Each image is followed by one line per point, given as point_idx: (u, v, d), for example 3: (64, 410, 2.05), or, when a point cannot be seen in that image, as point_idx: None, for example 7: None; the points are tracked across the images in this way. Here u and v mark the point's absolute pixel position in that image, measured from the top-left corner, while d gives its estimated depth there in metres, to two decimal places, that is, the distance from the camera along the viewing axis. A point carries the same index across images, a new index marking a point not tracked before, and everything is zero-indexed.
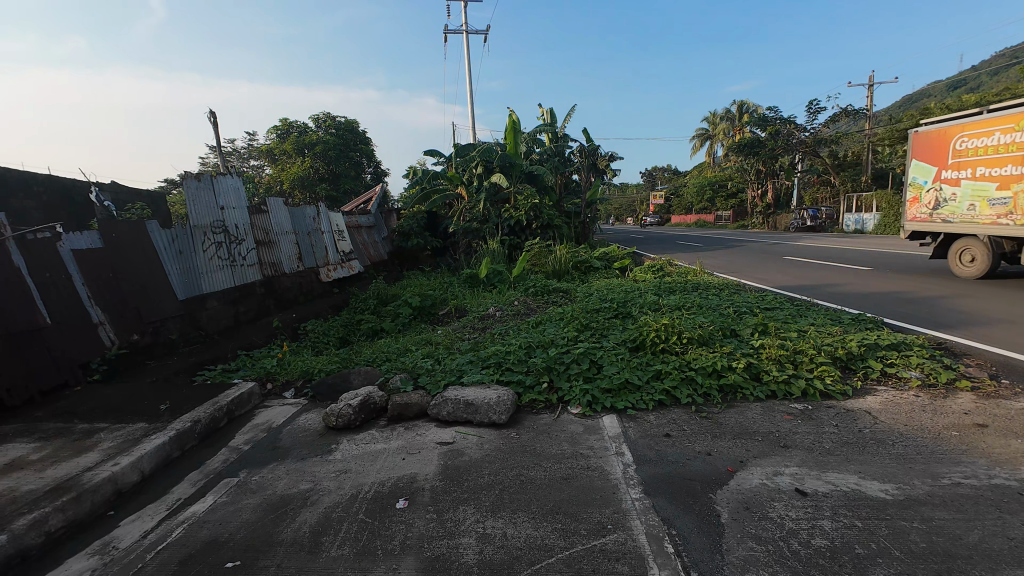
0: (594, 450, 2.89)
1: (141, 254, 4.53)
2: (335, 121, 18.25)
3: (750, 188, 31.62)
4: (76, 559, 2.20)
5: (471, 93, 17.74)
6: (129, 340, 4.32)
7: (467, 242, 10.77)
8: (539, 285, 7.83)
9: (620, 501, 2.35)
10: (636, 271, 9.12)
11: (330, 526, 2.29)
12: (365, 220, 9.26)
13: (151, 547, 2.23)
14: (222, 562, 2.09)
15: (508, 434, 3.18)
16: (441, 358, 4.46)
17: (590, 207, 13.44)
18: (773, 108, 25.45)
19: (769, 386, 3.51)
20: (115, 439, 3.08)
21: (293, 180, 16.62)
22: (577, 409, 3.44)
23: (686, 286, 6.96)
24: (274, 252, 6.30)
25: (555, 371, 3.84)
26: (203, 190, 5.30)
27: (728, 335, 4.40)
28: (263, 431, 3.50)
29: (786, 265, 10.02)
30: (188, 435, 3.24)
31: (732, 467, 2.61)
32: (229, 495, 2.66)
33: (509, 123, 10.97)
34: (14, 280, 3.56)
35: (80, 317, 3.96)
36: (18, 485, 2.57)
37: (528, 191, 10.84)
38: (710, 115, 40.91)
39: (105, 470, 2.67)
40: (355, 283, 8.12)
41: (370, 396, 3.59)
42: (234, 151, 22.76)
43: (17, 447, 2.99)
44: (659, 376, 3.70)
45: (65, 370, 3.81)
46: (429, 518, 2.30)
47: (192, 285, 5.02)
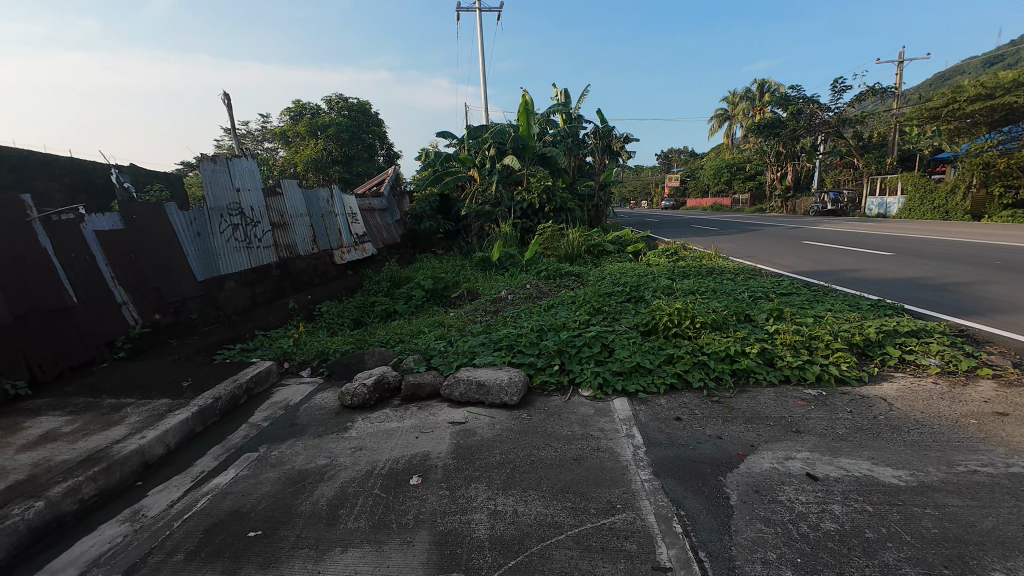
0: (605, 431, 2.93)
1: (161, 235, 4.64)
2: (347, 103, 18.16)
3: (768, 170, 30.81)
4: (109, 525, 2.31)
5: (483, 74, 17.47)
6: (152, 320, 4.44)
7: (479, 225, 10.77)
8: (552, 268, 7.80)
9: (629, 482, 2.38)
10: (649, 254, 9.02)
11: (347, 499, 2.37)
12: (378, 203, 9.29)
13: (178, 516, 2.34)
14: (245, 531, 2.18)
15: (519, 415, 3.22)
16: (453, 340, 4.51)
17: (604, 190, 13.27)
18: (795, 87, 24.53)
19: (782, 371, 3.48)
20: (141, 414, 3.21)
21: (307, 163, 16.75)
22: (588, 391, 3.46)
23: (700, 271, 6.88)
24: (289, 234, 6.38)
25: (566, 354, 3.86)
26: (220, 172, 5.36)
27: (742, 320, 4.35)
28: (281, 408, 3.60)
29: (804, 250, 9.82)
30: (210, 411, 3.35)
31: (743, 450, 2.61)
32: (250, 468, 2.76)
33: (522, 103, 10.81)
34: (41, 260, 3.68)
35: (105, 296, 4.07)
36: (52, 455, 2.70)
37: (541, 174, 10.73)
38: (728, 95, 39.68)
39: (132, 443, 2.79)
40: (369, 266, 8.20)
41: (384, 375, 3.66)
42: (248, 134, 22.92)
43: (50, 419, 3.14)
44: (671, 359, 3.70)
45: (92, 347, 3.93)
46: (442, 494, 2.36)
47: (210, 266, 5.13)
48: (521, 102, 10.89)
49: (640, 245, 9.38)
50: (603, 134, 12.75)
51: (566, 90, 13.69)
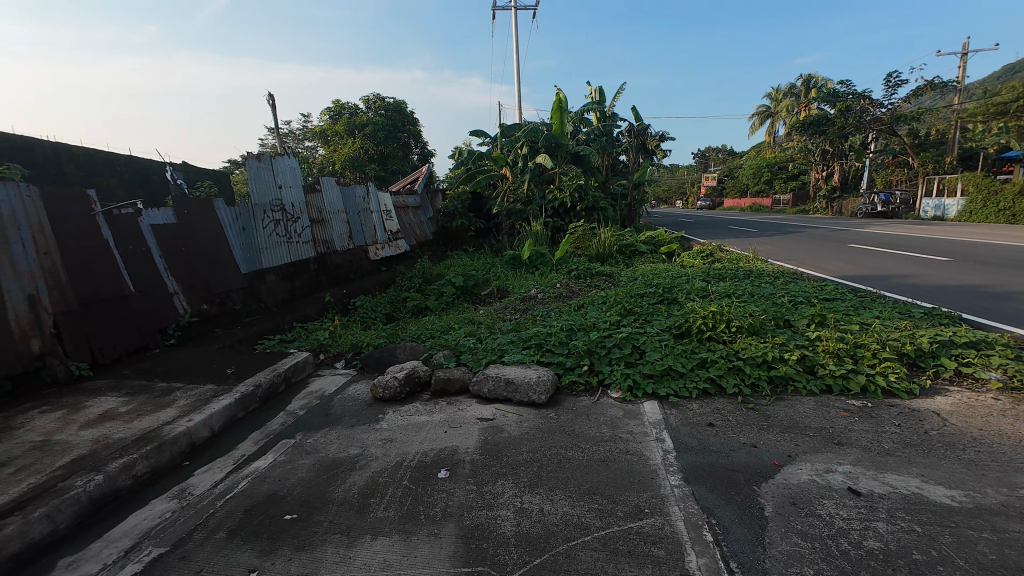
0: (634, 434, 2.88)
1: (208, 229, 4.90)
2: (384, 102, 18.55)
3: (813, 169, 29.42)
4: (159, 501, 2.47)
5: (518, 73, 17.47)
6: (200, 309, 4.69)
7: (510, 223, 10.80)
8: (582, 268, 7.74)
9: (658, 487, 2.33)
10: (683, 255, 8.81)
11: (378, 489, 2.44)
12: (412, 200, 9.47)
13: (221, 496, 2.47)
14: (282, 514, 2.28)
15: (547, 415, 3.21)
16: (483, 338, 4.55)
17: (637, 189, 13.05)
18: (845, 82, 23.30)
19: (824, 380, 3.33)
20: (189, 398, 3.40)
21: (344, 161, 17.25)
22: (617, 393, 3.42)
23: (737, 273, 6.65)
24: (326, 230, 6.60)
25: (595, 355, 3.83)
26: (264, 170, 5.60)
27: (781, 325, 4.19)
28: (316, 398, 3.73)
29: (851, 254, 9.33)
30: (251, 398, 3.52)
31: (779, 460, 2.52)
32: (287, 454, 2.88)
33: (557, 101, 10.75)
34: (103, 251, 3.95)
35: (158, 287, 4.33)
36: (110, 432, 2.90)
37: (574, 173, 10.66)
38: (771, 92, 38.17)
39: (181, 425, 2.96)
40: (401, 262, 8.38)
41: (415, 369, 3.73)
42: (290, 133, 23.91)
43: (109, 399, 3.37)
44: (705, 364, 3.60)
45: (146, 334, 4.18)
46: (469, 489, 2.39)
47: (252, 260, 5.37)
48: (555, 100, 10.82)
49: (674, 245, 9.15)
50: (637, 133, 12.58)
51: (601, 88, 13.52)
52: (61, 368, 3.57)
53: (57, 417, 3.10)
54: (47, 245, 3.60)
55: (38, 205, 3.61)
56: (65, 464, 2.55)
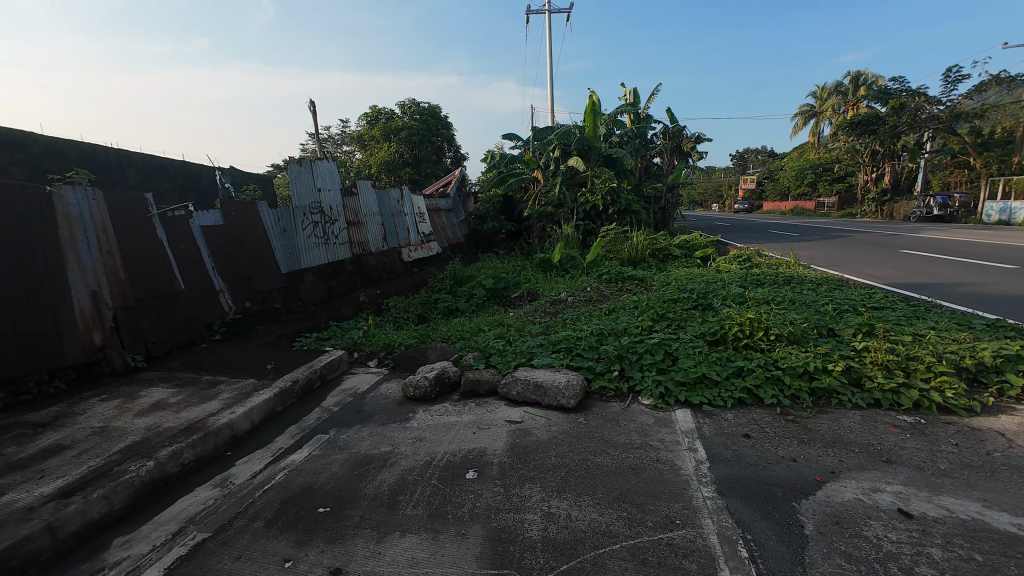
0: (665, 442, 2.82)
1: (251, 231, 5.14)
2: (418, 107, 18.92)
3: (861, 170, 27.94)
4: (203, 488, 2.60)
5: (551, 77, 17.45)
6: (243, 307, 4.92)
7: (541, 226, 10.78)
8: (614, 271, 7.63)
9: (690, 498, 2.26)
10: (718, 260, 8.55)
11: (407, 486, 2.48)
12: (444, 203, 9.63)
13: (260, 486, 2.58)
14: (316, 507, 2.35)
15: (576, 419, 3.18)
16: (512, 340, 4.55)
17: (672, 191, 12.77)
18: (897, 78, 22.02)
19: (871, 394, 3.15)
20: (232, 391, 3.57)
21: (380, 164, 17.77)
22: (648, 400, 3.35)
23: (777, 279, 6.38)
24: (362, 232, 6.80)
25: (626, 360, 3.76)
26: (305, 174, 5.83)
27: (825, 335, 3.99)
28: (350, 395, 3.84)
29: (903, 260, 8.78)
30: (289, 393, 3.66)
31: (822, 476, 2.39)
32: (321, 449, 2.97)
33: (590, 104, 10.68)
34: (158, 251, 4.20)
35: (206, 285, 4.57)
36: (161, 422, 3.08)
37: (606, 175, 10.55)
38: (816, 91, 36.55)
39: (224, 417, 3.10)
40: (433, 264, 8.53)
41: (445, 370, 3.78)
42: (329, 138, 24.90)
43: (160, 390, 3.58)
44: (741, 372, 3.48)
45: (194, 329, 4.41)
46: (497, 491, 2.40)
47: (292, 260, 5.61)
48: (588, 103, 10.73)
49: (710, 250, 8.88)
50: (672, 134, 12.36)
51: (636, 90, 13.34)
52: (119, 360, 3.81)
53: (114, 405, 3.31)
54: (109, 245, 3.86)
55: (103, 207, 3.88)
56: (120, 449, 2.73)
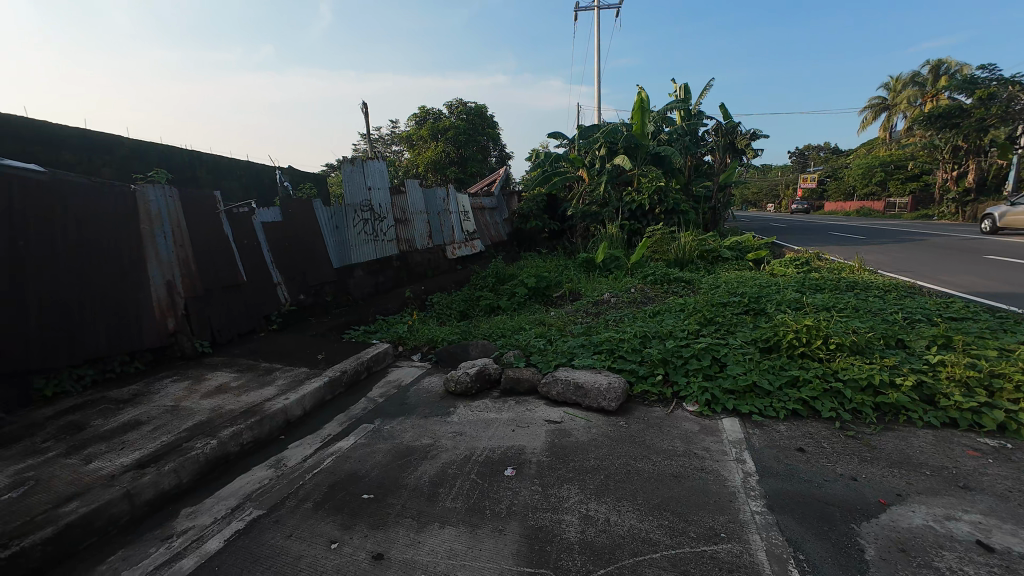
0: (710, 452, 2.70)
1: (307, 227, 5.41)
2: (465, 107, 19.22)
3: (940, 167, 25.52)
4: (260, 468, 2.77)
5: (598, 75, 17.19)
6: (297, 299, 5.21)
7: (585, 225, 10.65)
8: (659, 273, 7.41)
9: (737, 511, 2.16)
10: (772, 263, 8.11)
11: (447, 479, 2.53)
12: (488, 202, 9.74)
13: (310, 469, 2.72)
14: (361, 493, 2.45)
15: (617, 423, 3.12)
16: (553, 340, 4.53)
17: (724, 191, 12.24)
18: (986, 66, 19.92)
19: (946, 413, 2.88)
20: (286, 379, 3.78)
21: (427, 164, 18.19)
22: (693, 407, 3.24)
23: (839, 285, 5.95)
24: (409, 229, 7.00)
25: (671, 364, 3.64)
26: (357, 173, 6.07)
27: (892, 347, 3.69)
28: (394, 387, 3.97)
29: (988, 267, 7.93)
30: (338, 382, 3.83)
31: (886, 499, 2.22)
32: (367, 438, 3.09)
33: (638, 101, 10.43)
34: (224, 245, 4.51)
35: (265, 278, 4.86)
36: (224, 404, 3.31)
37: (654, 174, 10.26)
38: (889, 82, 33.77)
39: (279, 402, 3.30)
40: (476, 262, 8.65)
41: (486, 367, 3.82)
42: (380, 138, 25.82)
43: (223, 375, 3.85)
44: (796, 382, 3.29)
45: (254, 319, 4.71)
46: (535, 490, 2.40)
47: (343, 256, 5.86)
48: (635, 100, 10.48)
49: (763, 252, 8.44)
50: (726, 131, 11.85)
51: (687, 85, 12.88)
52: (188, 345, 4.13)
53: (184, 386, 3.60)
54: (183, 239, 4.19)
55: (178, 204, 4.21)
56: (188, 427, 2.96)
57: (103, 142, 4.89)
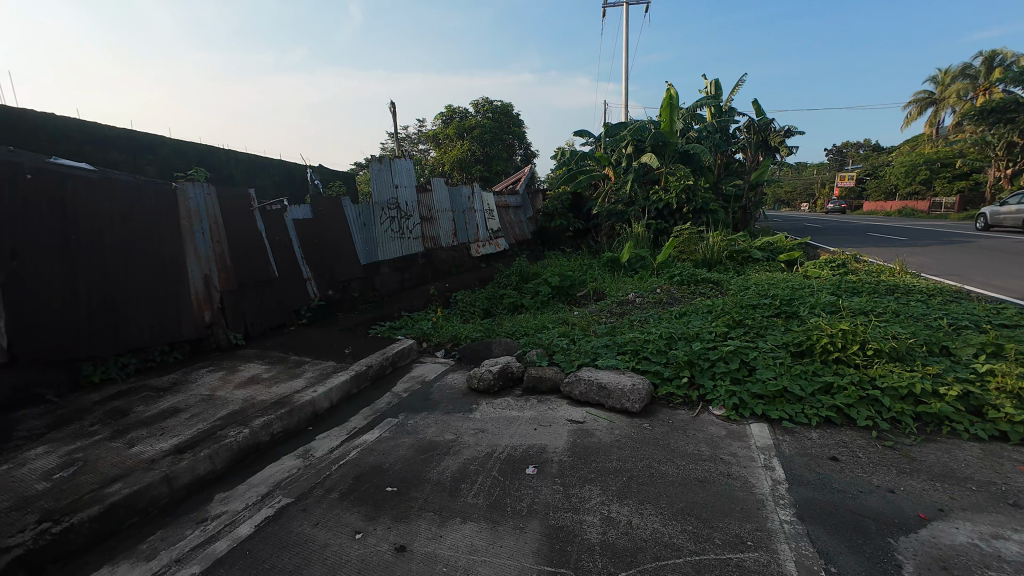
0: (737, 457, 2.63)
1: (336, 224, 5.54)
2: (491, 105, 19.26)
3: (993, 165, 24.03)
4: (289, 457, 2.86)
5: (626, 72, 16.94)
6: (326, 294, 5.34)
7: (610, 224, 10.53)
8: (686, 273, 7.26)
9: (765, 519, 2.10)
10: (806, 264, 7.84)
11: (469, 475, 2.55)
12: (513, 200, 9.75)
13: (336, 460, 2.79)
14: (385, 485, 2.49)
15: (641, 425, 3.08)
16: (577, 339, 4.50)
17: (755, 190, 11.88)
18: None
19: (994, 426, 2.72)
20: (315, 372, 3.88)
21: (453, 162, 18.34)
22: (720, 410, 3.16)
23: (878, 289, 5.69)
24: (434, 227, 7.08)
25: (697, 367, 3.57)
26: (384, 171, 6.17)
27: (936, 354, 3.50)
28: (418, 383, 4.03)
29: None
30: (363, 376, 3.91)
31: (926, 513, 2.11)
32: (391, 432, 3.14)
33: (667, 97, 10.23)
34: (257, 241, 4.66)
35: (295, 273, 5.01)
36: (256, 394, 3.43)
37: (682, 172, 10.05)
38: (936, 75, 32.03)
39: (307, 394, 3.39)
40: (500, 260, 8.68)
41: (509, 365, 3.83)
42: (407, 137, 26.22)
43: (255, 366, 3.99)
44: (830, 389, 3.16)
45: (284, 313, 4.85)
46: (556, 489, 2.39)
47: (371, 253, 5.98)
48: (664, 97, 10.28)
49: (796, 253, 8.17)
50: (759, 128, 11.49)
51: (719, 81, 12.55)
52: (223, 337, 4.30)
53: (219, 376, 3.75)
54: (219, 235, 4.35)
55: (215, 201, 4.37)
56: (222, 415, 3.08)
57: (147, 141, 5.13)
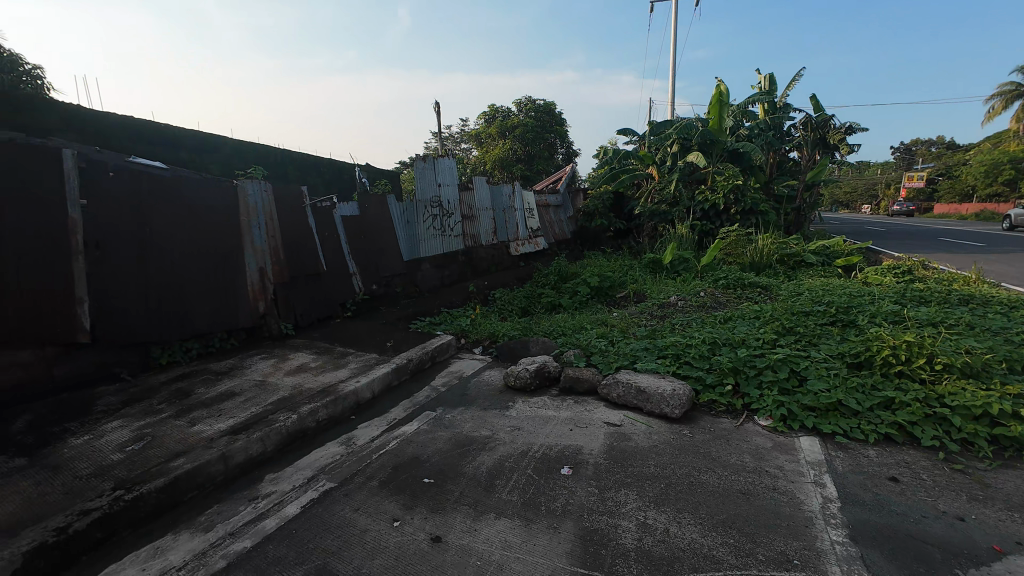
0: (784, 471, 2.51)
1: (381, 221, 5.72)
2: (534, 104, 19.24)
3: None
4: (332, 444, 2.99)
5: (674, 67, 16.45)
6: (369, 289, 5.53)
7: (652, 225, 10.29)
8: (732, 277, 6.98)
9: (813, 538, 1.99)
10: (866, 270, 7.33)
11: (504, 472, 2.58)
12: (553, 199, 9.72)
13: (377, 449, 2.89)
14: (422, 477, 2.56)
15: (680, 431, 2.99)
16: (615, 341, 4.43)
17: (811, 191, 11.25)
18: None
19: None
20: (358, 363, 4.03)
21: (494, 161, 18.50)
22: (767, 421, 3.03)
23: (950, 299, 5.23)
24: (474, 225, 7.17)
25: (743, 375, 3.43)
26: (428, 170, 6.30)
27: (1017, 372, 3.18)
28: (455, 378, 4.10)
29: None
30: (404, 369, 4.02)
31: (1001, 546, 1.93)
32: (429, 425, 3.22)
33: (717, 93, 9.84)
34: (308, 236, 4.89)
35: (342, 268, 5.21)
36: (304, 382, 3.61)
37: (731, 172, 9.62)
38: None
39: (351, 384, 3.53)
40: (538, 259, 8.68)
41: (546, 364, 3.82)
42: (450, 137, 26.70)
43: (304, 356, 4.19)
44: (891, 404, 2.95)
45: (331, 306, 5.07)
46: (591, 491, 2.36)
47: (413, 249, 6.14)
48: (713, 93, 9.89)
49: (855, 258, 7.65)
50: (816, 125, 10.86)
51: (773, 75, 11.96)
52: (275, 326, 4.54)
53: (271, 364, 3.97)
54: (273, 230, 4.59)
55: (271, 198, 4.61)
56: (273, 401, 3.26)
57: (212, 141, 5.51)
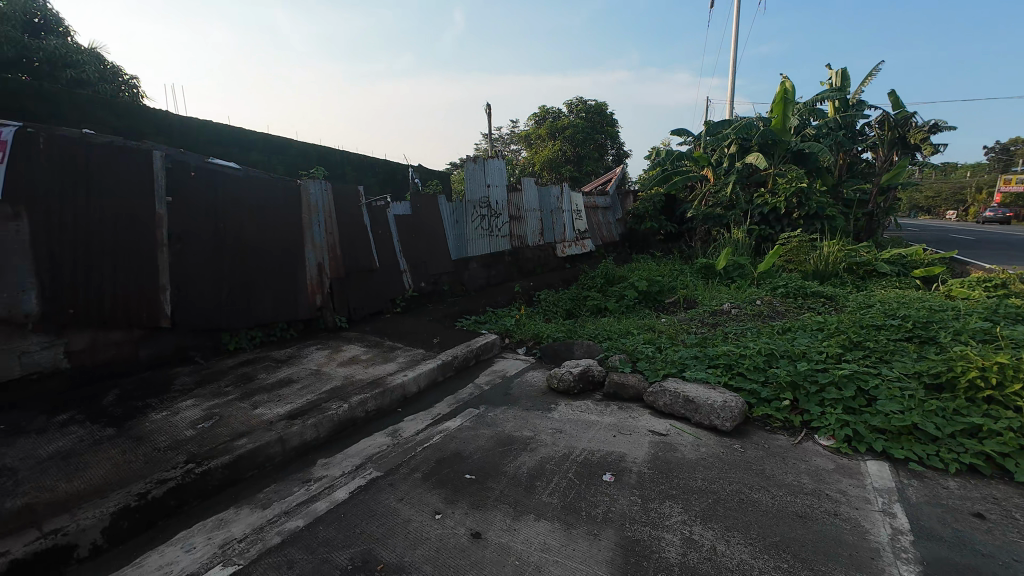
0: (847, 496, 2.33)
1: (431, 220, 5.87)
2: (585, 105, 19.03)
3: None
4: (380, 434, 3.10)
5: (735, 64, 15.68)
6: (418, 286, 5.69)
7: (706, 229, 9.91)
8: (793, 285, 6.56)
9: (878, 572, 1.83)
10: (950, 283, 6.65)
11: (545, 473, 2.57)
12: (602, 201, 9.58)
13: (421, 442, 2.97)
14: (463, 473, 2.60)
15: (731, 445, 2.85)
16: (663, 347, 4.30)
17: (885, 195, 10.40)
18: None
19: None
20: (405, 357, 4.16)
21: (543, 163, 18.47)
22: (828, 441, 2.83)
23: None
24: (522, 226, 7.21)
25: (802, 390, 3.22)
26: (478, 171, 6.38)
27: None
28: (499, 377, 4.13)
29: None
30: (449, 366, 4.11)
31: None
32: (471, 422, 3.26)
33: (782, 91, 9.30)
34: (362, 233, 5.10)
35: (393, 265, 5.40)
36: (355, 373, 3.77)
37: (794, 173, 9.00)
38: None
39: (399, 378, 3.65)
40: (585, 262, 8.58)
41: (590, 368, 3.77)
42: (500, 138, 26.98)
43: (356, 348, 4.38)
44: (978, 432, 2.66)
45: (382, 301, 5.26)
46: (633, 501, 2.30)
47: (461, 248, 6.26)
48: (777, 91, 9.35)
49: (937, 269, 6.96)
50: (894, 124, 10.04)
51: (846, 71, 11.16)
52: (331, 319, 4.78)
53: (326, 354, 4.18)
54: (332, 227, 4.84)
55: (330, 197, 4.85)
56: (327, 389, 3.43)
57: (279, 143, 5.88)
